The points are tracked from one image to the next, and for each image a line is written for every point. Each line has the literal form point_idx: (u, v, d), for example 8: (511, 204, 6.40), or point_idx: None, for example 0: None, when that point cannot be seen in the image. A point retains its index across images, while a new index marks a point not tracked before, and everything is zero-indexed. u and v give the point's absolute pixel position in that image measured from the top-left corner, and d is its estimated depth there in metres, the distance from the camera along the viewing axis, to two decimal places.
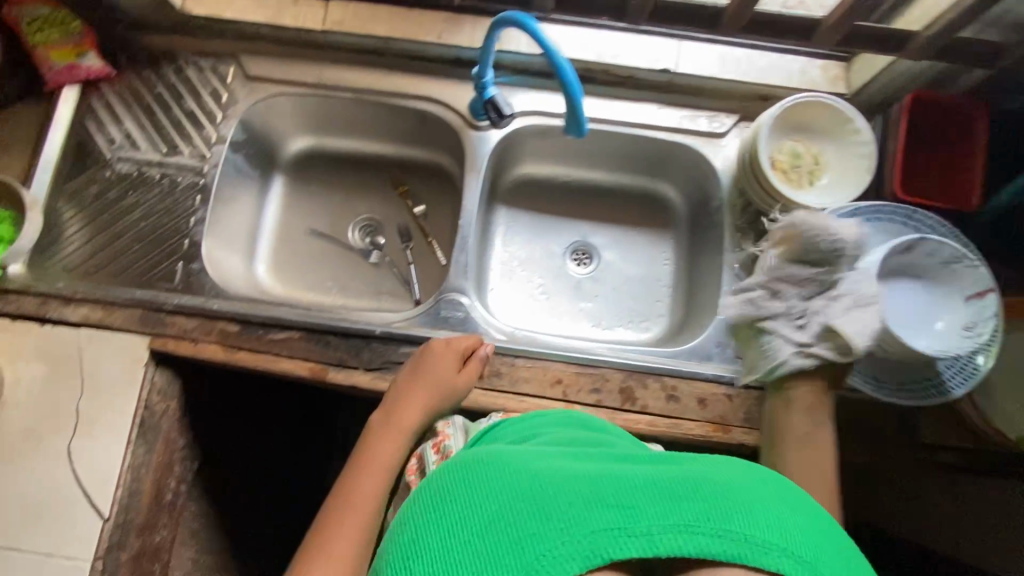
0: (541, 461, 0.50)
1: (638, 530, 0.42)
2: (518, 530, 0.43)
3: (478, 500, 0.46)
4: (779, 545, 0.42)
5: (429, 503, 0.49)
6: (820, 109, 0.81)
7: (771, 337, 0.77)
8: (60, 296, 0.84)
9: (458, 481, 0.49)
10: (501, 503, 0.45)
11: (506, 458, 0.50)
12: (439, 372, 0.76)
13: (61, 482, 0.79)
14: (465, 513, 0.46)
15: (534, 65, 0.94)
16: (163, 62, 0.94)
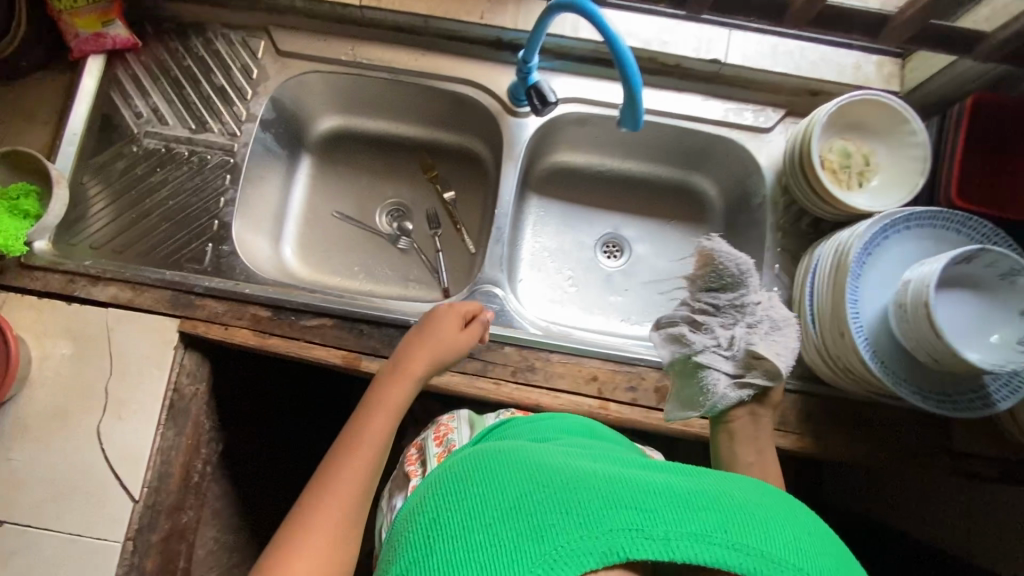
0: (561, 460, 0.51)
1: (656, 533, 0.43)
2: (537, 521, 0.43)
3: (500, 489, 0.47)
4: (793, 562, 0.43)
5: (450, 489, 0.49)
6: (875, 108, 0.79)
7: (708, 371, 0.68)
8: (88, 275, 0.82)
9: (479, 472, 0.50)
10: (521, 495, 0.46)
11: (528, 457, 0.51)
12: (446, 333, 0.72)
13: (89, 463, 0.78)
14: (487, 500, 0.46)
15: (578, 50, 0.89)
16: (190, 33, 0.91)
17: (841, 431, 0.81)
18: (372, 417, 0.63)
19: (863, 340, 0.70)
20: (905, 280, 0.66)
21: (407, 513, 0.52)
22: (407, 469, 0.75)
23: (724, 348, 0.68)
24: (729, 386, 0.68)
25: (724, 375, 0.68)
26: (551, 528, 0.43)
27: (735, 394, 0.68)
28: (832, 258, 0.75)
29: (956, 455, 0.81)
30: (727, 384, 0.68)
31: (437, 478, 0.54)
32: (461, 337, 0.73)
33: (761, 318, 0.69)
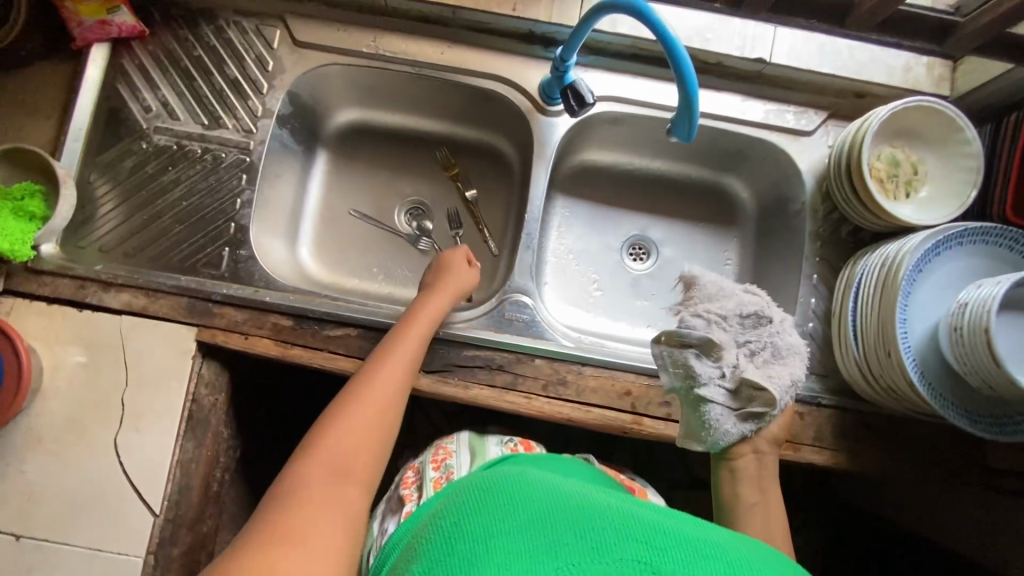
0: (581, 490, 0.50)
1: (663, 569, 0.41)
2: (552, 540, 0.42)
3: (519, 506, 0.46)
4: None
5: (470, 499, 0.49)
6: (931, 115, 0.75)
7: (709, 405, 0.67)
8: (99, 280, 0.79)
9: (499, 487, 0.49)
10: (539, 516, 0.45)
11: (549, 483, 0.50)
12: (457, 277, 0.80)
13: (107, 475, 0.76)
14: (504, 513, 0.45)
15: (613, 45, 0.85)
16: (200, 21, 0.85)
17: (878, 448, 0.79)
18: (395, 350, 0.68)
19: (911, 361, 0.68)
20: (962, 301, 0.63)
21: (425, 519, 0.51)
22: (401, 493, 0.73)
23: (722, 378, 0.68)
24: (730, 421, 0.67)
25: (724, 408, 0.67)
26: (564, 549, 0.42)
27: (734, 425, 0.67)
28: (879, 273, 0.72)
29: (992, 471, 0.79)
30: (728, 414, 0.67)
31: (456, 491, 0.53)
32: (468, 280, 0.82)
33: (761, 345, 0.68)
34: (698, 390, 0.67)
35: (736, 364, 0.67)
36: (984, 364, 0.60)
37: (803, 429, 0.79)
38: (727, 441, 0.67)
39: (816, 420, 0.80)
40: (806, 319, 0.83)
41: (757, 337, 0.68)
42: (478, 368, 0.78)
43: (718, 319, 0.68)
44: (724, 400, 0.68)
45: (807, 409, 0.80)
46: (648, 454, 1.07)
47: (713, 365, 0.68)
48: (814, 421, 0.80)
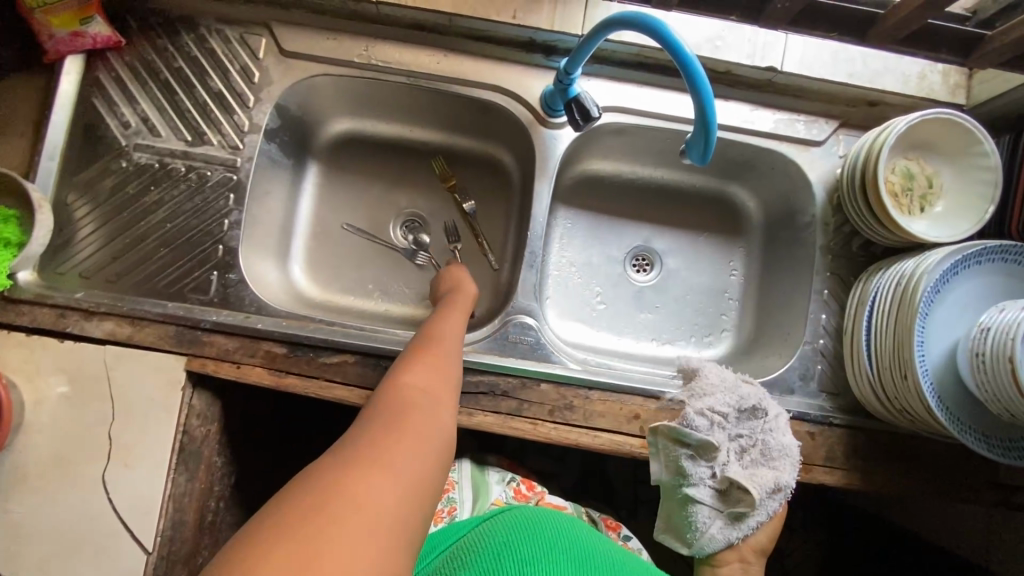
0: (611, 548, 0.62)
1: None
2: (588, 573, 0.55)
3: (562, 540, 0.58)
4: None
5: (518, 523, 0.60)
6: (947, 127, 0.72)
7: (697, 506, 0.74)
8: (80, 309, 0.75)
9: (542, 520, 0.61)
10: (578, 550, 0.58)
11: (584, 533, 0.62)
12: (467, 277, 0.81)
13: (96, 514, 0.72)
14: (548, 543, 0.57)
15: (617, 54, 0.81)
16: (181, 30, 0.80)
17: (890, 467, 0.78)
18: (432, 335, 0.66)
19: (929, 385, 0.66)
20: (984, 325, 0.61)
21: (462, 546, 0.59)
22: None
23: (709, 481, 0.74)
24: (715, 526, 0.74)
25: (710, 510, 0.74)
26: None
27: (718, 526, 0.74)
28: (895, 292, 0.70)
29: (1002, 487, 0.78)
30: (713, 517, 0.74)
31: (494, 516, 0.62)
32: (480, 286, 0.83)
33: (751, 443, 0.74)
34: (688, 491, 0.75)
35: (725, 466, 0.74)
36: (1011, 394, 0.58)
37: (814, 449, 0.77)
38: (712, 543, 0.73)
39: (828, 440, 0.78)
40: (816, 336, 0.81)
41: (748, 435, 0.75)
42: (481, 394, 0.75)
43: (714, 410, 0.74)
44: (710, 500, 0.74)
45: (818, 428, 0.78)
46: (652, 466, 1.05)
47: (704, 469, 0.74)
48: (825, 441, 0.78)
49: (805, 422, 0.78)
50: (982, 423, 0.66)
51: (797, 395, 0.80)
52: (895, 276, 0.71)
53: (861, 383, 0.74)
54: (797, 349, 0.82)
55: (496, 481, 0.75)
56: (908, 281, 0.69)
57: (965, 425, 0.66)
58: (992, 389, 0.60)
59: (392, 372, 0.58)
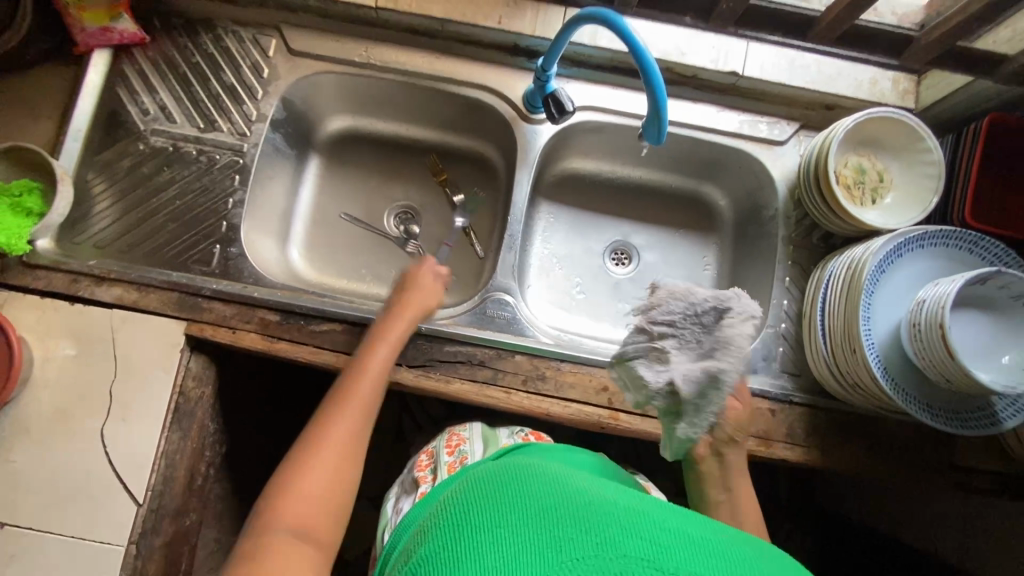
0: (584, 486, 0.48)
1: (667, 566, 0.40)
2: (552, 531, 0.42)
3: (522, 498, 0.45)
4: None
5: (480, 490, 0.48)
6: (893, 126, 0.79)
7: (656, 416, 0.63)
8: (92, 275, 0.81)
9: (504, 482, 0.48)
10: (540, 503, 0.44)
11: (555, 479, 0.48)
12: (417, 288, 0.79)
13: (92, 466, 0.77)
14: (507, 505, 0.45)
15: (594, 58, 0.89)
16: (200, 29, 0.89)
17: (848, 445, 0.81)
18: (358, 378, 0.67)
19: (875, 358, 0.70)
20: (921, 299, 0.66)
21: (419, 529, 0.50)
22: (415, 475, 0.76)
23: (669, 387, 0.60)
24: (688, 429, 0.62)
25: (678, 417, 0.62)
26: (566, 538, 0.41)
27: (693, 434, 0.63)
28: (844, 275, 0.75)
29: (959, 469, 0.81)
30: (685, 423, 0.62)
31: (462, 480, 0.52)
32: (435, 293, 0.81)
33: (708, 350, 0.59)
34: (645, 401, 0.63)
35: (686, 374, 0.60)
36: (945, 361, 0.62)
37: (776, 426, 0.81)
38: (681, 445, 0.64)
39: (789, 418, 0.82)
40: (779, 319, 0.86)
41: (711, 341, 0.59)
42: (459, 363, 0.80)
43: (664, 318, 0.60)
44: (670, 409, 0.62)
45: (779, 406, 0.82)
46: (629, 454, 1.09)
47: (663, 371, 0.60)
48: (786, 418, 0.81)
49: (768, 399, 0.82)
50: (929, 395, 0.70)
51: (760, 374, 0.84)
52: (845, 265, 0.76)
53: (818, 363, 0.79)
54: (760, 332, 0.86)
55: (505, 435, 0.80)
56: (857, 271, 0.73)
57: (914, 398, 0.70)
58: (934, 360, 0.64)
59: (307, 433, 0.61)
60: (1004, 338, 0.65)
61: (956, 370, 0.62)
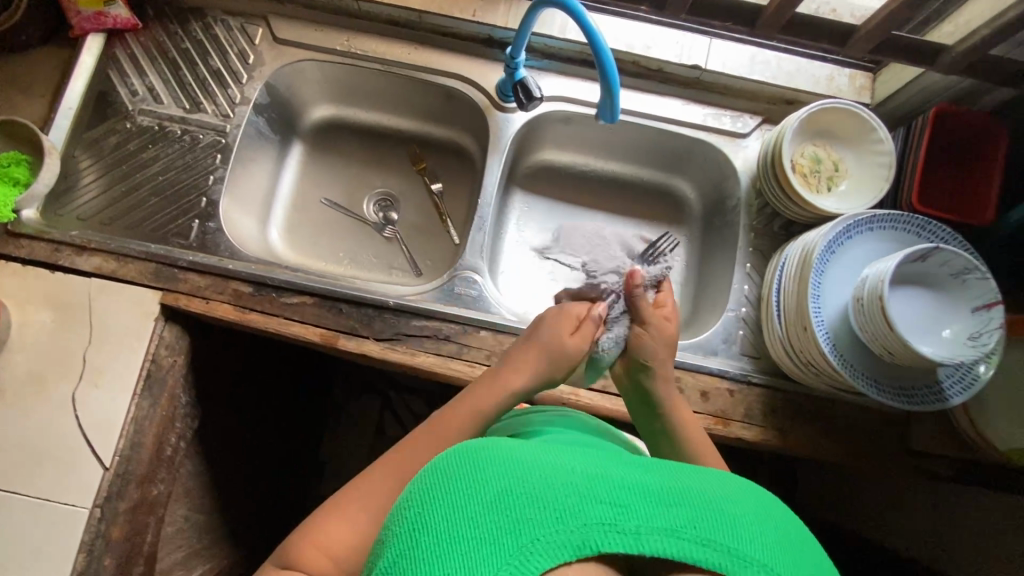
0: (536, 453, 0.44)
1: (627, 528, 0.39)
2: (506, 516, 0.39)
3: (470, 483, 0.41)
4: (759, 561, 0.39)
5: (424, 474, 0.43)
6: (846, 116, 0.82)
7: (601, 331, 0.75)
8: (73, 245, 0.84)
9: (450, 464, 0.43)
10: (491, 485, 0.40)
11: (506, 450, 0.43)
12: (549, 332, 0.70)
13: (61, 429, 0.79)
14: (461, 493, 0.40)
15: (565, 51, 0.93)
16: (190, 18, 0.94)
17: (806, 426, 0.83)
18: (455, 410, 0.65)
19: (824, 335, 0.72)
20: (864, 276, 0.69)
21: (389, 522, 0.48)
22: None
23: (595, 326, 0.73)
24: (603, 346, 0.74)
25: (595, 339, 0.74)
26: (523, 520, 0.38)
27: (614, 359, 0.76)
28: (797, 259, 0.77)
29: (915, 453, 0.82)
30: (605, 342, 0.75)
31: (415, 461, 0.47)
32: (569, 336, 0.70)
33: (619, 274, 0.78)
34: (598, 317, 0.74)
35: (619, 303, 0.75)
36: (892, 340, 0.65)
37: (734, 406, 0.83)
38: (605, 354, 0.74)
39: (748, 398, 0.83)
40: (739, 304, 0.88)
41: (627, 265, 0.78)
42: (425, 337, 0.82)
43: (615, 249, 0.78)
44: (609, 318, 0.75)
45: (737, 387, 0.83)
46: None
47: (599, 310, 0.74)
48: (744, 399, 0.83)
49: (725, 380, 0.84)
50: (877, 371, 0.72)
51: (719, 356, 0.86)
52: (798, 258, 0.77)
53: (777, 346, 0.80)
54: (722, 316, 0.89)
55: None
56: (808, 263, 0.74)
57: (864, 375, 0.72)
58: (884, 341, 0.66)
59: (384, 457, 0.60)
60: (942, 314, 0.68)
61: (905, 348, 0.64)
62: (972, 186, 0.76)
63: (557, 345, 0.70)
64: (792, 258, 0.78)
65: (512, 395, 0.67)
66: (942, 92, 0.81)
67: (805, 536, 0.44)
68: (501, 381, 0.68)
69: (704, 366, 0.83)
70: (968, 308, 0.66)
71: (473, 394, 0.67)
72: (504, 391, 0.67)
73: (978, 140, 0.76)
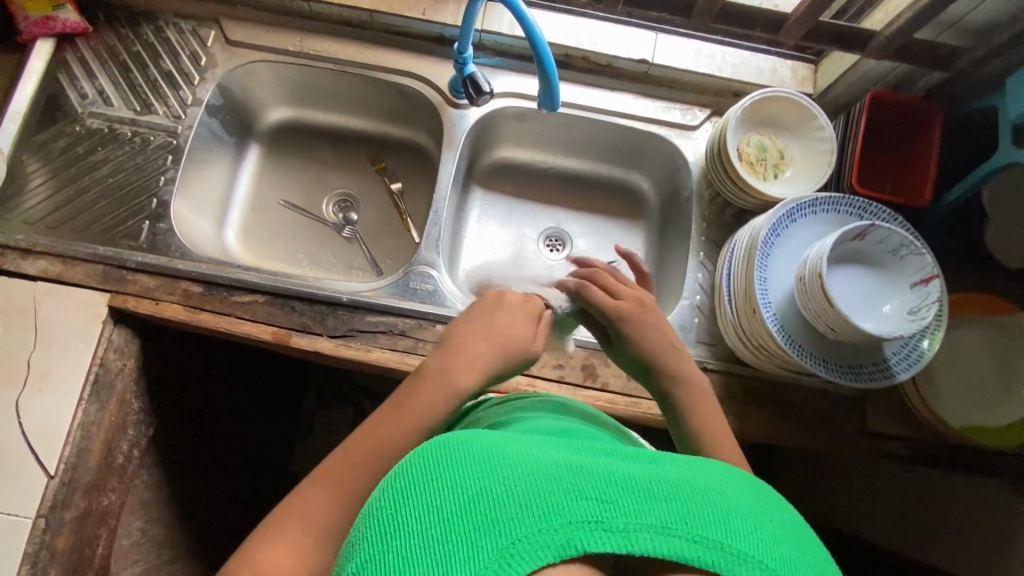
0: (515, 446, 0.39)
1: (616, 525, 0.34)
2: (484, 517, 0.33)
3: (443, 481, 0.35)
4: (755, 557, 0.35)
5: (392, 473, 0.38)
6: (787, 105, 0.84)
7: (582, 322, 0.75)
8: (19, 248, 0.82)
9: (421, 460, 0.37)
10: (467, 484, 0.35)
11: (483, 441, 0.38)
12: (511, 327, 0.63)
13: (3, 436, 0.76)
14: (432, 493, 0.35)
15: (515, 48, 0.95)
16: (141, 21, 0.94)
17: (764, 411, 0.83)
18: (386, 417, 0.57)
19: (771, 316, 0.73)
20: (806, 256, 0.69)
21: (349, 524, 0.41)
22: None
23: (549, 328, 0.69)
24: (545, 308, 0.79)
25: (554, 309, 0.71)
26: (501, 519, 0.33)
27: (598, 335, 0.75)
28: (746, 245, 0.78)
29: (871, 435, 0.82)
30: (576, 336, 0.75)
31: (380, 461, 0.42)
32: (522, 331, 0.64)
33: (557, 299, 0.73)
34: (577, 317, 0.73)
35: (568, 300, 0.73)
36: (842, 320, 0.65)
37: None
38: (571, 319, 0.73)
39: None
40: (693, 292, 0.89)
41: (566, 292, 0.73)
42: (380, 332, 0.82)
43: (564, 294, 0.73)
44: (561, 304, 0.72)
45: None
46: None
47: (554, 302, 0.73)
48: None
49: None
50: (824, 349, 0.73)
51: None
52: (746, 249, 0.77)
53: (746, 332, 0.77)
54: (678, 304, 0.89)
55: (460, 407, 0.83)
56: (751, 252, 0.76)
57: (816, 356, 0.73)
58: (832, 320, 0.66)
59: (339, 450, 0.56)
60: (886, 292, 0.69)
61: (856, 330, 0.65)
62: (909, 166, 0.79)
63: (519, 346, 0.63)
64: (740, 244, 0.79)
65: (460, 397, 0.59)
66: (879, 80, 0.83)
67: (803, 528, 0.39)
68: (445, 380, 0.59)
69: None
70: (908, 284, 0.67)
71: (419, 390, 0.58)
72: (454, 393, 0.59)
73: (912, 122, 0.78)
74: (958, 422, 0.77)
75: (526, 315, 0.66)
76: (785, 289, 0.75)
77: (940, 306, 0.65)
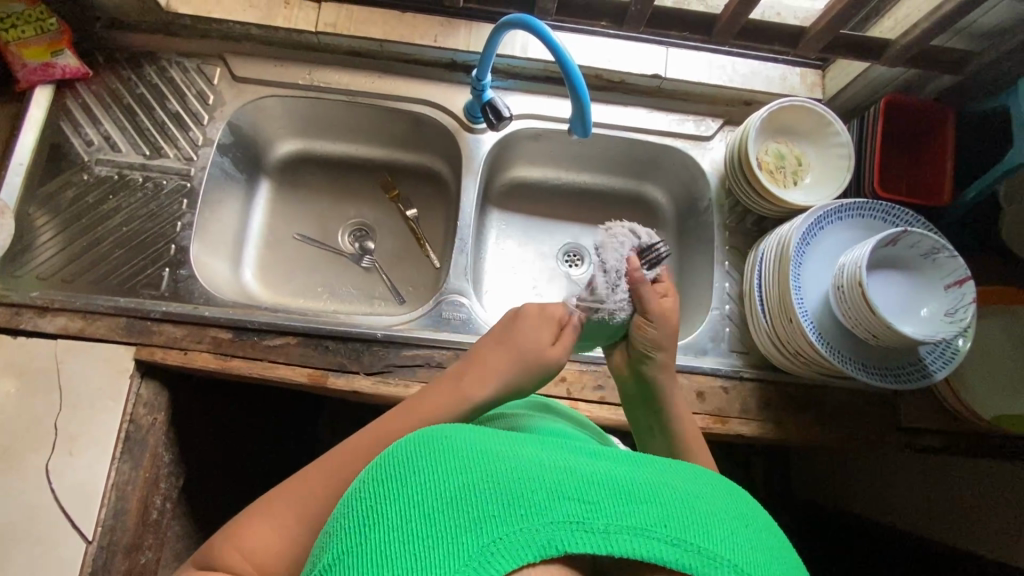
0: (502, 444, 0.39)
1: (596, 526, 0.34)
2: (467, 513, 0.34)
3: (427, 479, 0.36)
4: (731, 562, 0.35)
5: (377, 469, 0.39)
6: (801, 113, 0.86)
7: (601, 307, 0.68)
8: (34, 306, 0.79)
9: (407, 456, 0.38)
10: (453, 481, 0.36)
11: (474, 439, 0.39)
12: (528, 337, 0.63)
13: (35, 503, 0.73)
14: (412, 489, 0.36)
15: (527, 70, 0.95)
16: (144, 62, 0.92)
17: (803, 414, 0.83)
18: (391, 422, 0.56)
19: (809, 324, 0.74)
20: (841, 264, 0.71)
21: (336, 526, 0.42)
22: None
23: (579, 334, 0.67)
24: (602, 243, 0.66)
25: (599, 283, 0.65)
26: (482, 517, 0.34)
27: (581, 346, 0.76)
28: (776, 251, 0.79)
29: (905, 431, 0.84)
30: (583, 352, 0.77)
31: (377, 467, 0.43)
32: (538, 342, 0.63)
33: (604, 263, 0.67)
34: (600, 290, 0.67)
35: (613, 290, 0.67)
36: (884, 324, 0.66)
37: (730, 402, 0.83)
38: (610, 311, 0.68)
39: (742, 393, 0.84)
40: (722, 301, 0.89)
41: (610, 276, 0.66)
42: (418, 366, 0.81)
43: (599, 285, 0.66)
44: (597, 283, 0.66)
45: (729, 383, 0.84)
46: None
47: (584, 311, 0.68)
48: (738, 394, 0.83)
49: (718, 377, 0.84)
50: (859, 353, 0.75)
51: (710, 355, 0.87)
52: (777, 258, 0.78)
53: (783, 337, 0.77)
54: (707, 315, 0.90)
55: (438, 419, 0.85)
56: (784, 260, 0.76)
57: (851, 359, 0.74)
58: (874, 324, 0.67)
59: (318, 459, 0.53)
60: (920, 294, 0.71)
61: (902, 334, 0.66)
62: (926, 167, 0.81)
63: (534, 355, 0.62)
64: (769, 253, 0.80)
65: (468, 407, 0.59)
66: (889, 84, 0.85)
67: (777, 534, 0.40)
68: (457, 388, 0.59)
69: (696, 365, 0.84)
70: (941, 286, 0.69)
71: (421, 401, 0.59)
72: (462, 402, 0.58)
73: (927, 124, 0.80)
74: (990, 412, 0.78)
75: (545, 326, 0.64)
76: (817, 296, 0.76)
77: (977, 308, 0.66)
